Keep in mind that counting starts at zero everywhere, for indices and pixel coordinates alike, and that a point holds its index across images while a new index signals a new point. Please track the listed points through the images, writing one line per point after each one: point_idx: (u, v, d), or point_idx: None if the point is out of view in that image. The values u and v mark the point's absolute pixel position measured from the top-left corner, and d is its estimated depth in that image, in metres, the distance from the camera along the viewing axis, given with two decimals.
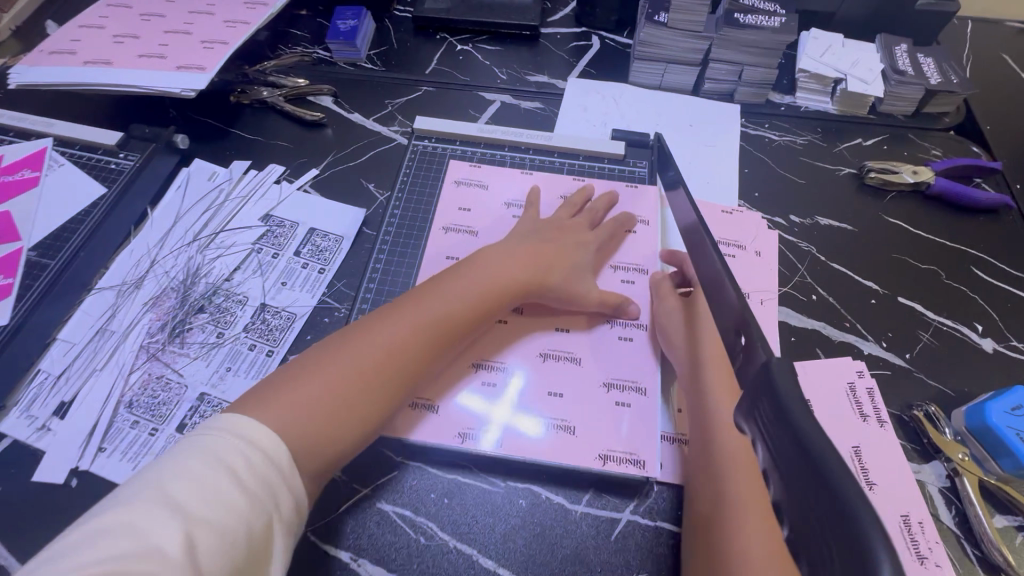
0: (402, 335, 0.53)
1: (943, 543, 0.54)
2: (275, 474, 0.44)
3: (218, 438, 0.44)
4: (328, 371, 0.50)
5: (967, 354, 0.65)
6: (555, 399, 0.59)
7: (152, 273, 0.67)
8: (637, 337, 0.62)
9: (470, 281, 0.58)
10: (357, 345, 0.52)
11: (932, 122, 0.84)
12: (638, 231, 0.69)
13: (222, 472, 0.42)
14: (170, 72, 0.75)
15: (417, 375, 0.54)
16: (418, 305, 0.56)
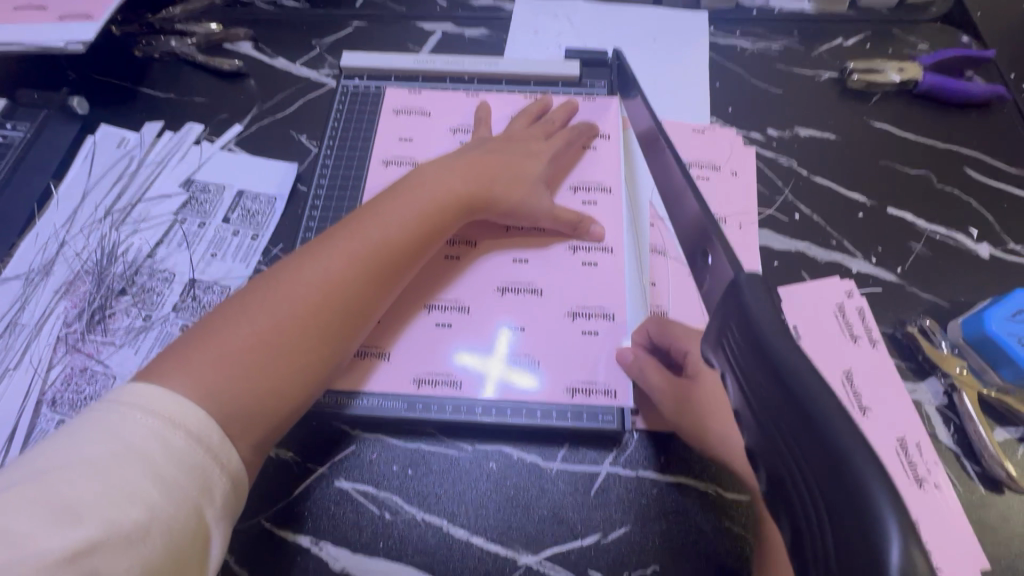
0: (336, 270, 0.46)
1: (942, 464, 0.50)
2: (201, 455, 0.37)
3: (125, 416, 0.36)
4: (252, 321, 0.43)
5: (962, 262, 0.60)
6: (518, 334, 0.54)
7: (63, 256, 0.60)
8: (604, 261, 0.56)
9: (408, 203, 0.51)
10: (282, 287, 0.45)
11: (917, 12, 0.76)
12: (598, 146, 0.62)
13: (128, 461, 0.35)
14: (52, 24, 0.65)
15: (364, 312, 0.48)
16: (352, 236, 0.48)
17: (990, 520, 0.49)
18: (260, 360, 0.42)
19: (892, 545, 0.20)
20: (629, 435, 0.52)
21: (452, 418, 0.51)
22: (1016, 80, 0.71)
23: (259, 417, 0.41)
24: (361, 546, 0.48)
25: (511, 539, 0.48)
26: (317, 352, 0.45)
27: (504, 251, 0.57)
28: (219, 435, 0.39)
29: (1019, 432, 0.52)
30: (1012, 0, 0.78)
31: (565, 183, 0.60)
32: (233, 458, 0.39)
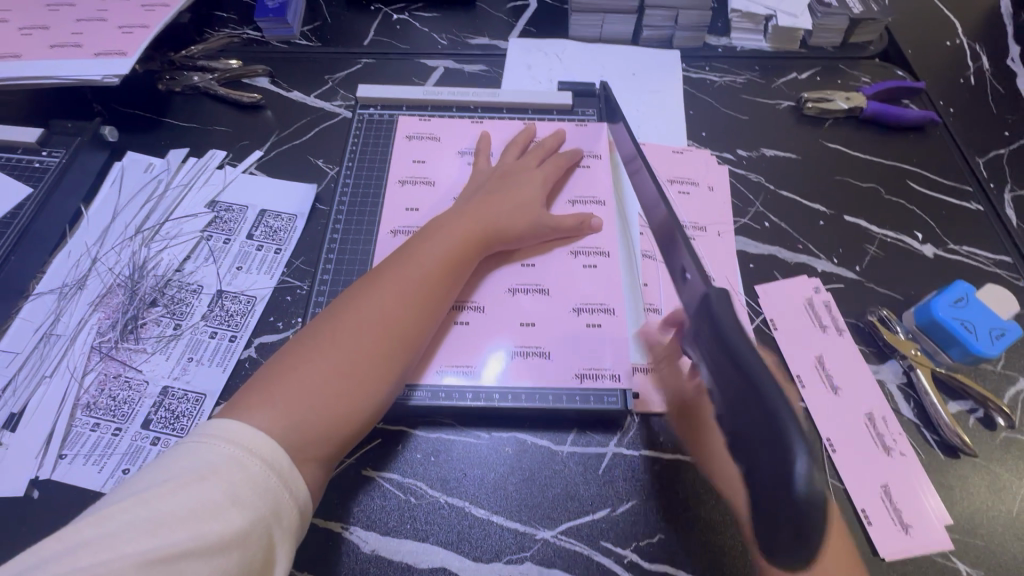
0: (386, 306, 0.51)
1: (905, 433, 0.57)
2: (274, 481, 0.41)
3: (210, 445, 0.40)
4: (322, 359, 0.48)
5: (911, 260, 0.69)
6: (528, 328, 0.59)
7: (95, 271, 0.64)
8: (602, 264, 0.63)
9: (438, 242, 0.57)
10: (340, 326, 0.50)
11: (859, 50, 0.88)
12: (591, 164, 0.70)
13: (214, 484, 0.38)
14: (88, 60, 0.70)
15: (415, 341, 0.52)
16: (394, 276, 0.54)
17: (949, 482, 0.55)
18: (333, 392, 0.47)
19: (802, 464, 0.31)
20: (631, 419, 0.57)
21: (471, 404, 0.56)
22: (945, 106, 0.82)
23: (332, 437, 0.46)
24: (389, 529, 0.52)
25: (529, 516, 0.53)
26: (380, 380, 0.49)
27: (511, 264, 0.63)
28: (289, 460, 0.42)
29: (969, 404, 0.59)
30: (937, 39, 0.90)
31: (563, 197, 0.67)
32: (299, 484, 0.42)
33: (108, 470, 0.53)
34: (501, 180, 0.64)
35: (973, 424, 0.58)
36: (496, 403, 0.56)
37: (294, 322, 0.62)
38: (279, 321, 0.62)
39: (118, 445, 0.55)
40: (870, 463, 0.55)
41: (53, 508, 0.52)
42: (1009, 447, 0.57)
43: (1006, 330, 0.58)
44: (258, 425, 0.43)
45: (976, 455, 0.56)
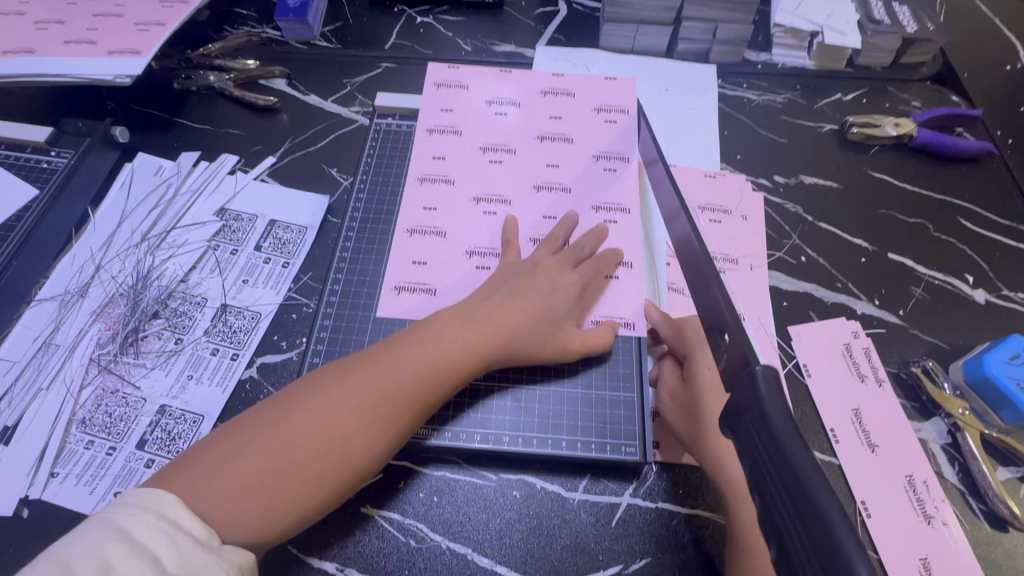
0: (346, 410, 0.46)
1: (949, 500, 0.52)
2: (208, 556, 0.37)
3: (140, 516, 0.37)
4: (263, 449, 0.43)
5: (960, 306, 0.63)
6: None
7: (98, 279, 0.62)
8: (624, 278, 0.61)
9: (426, 353, 0.50)
10: (294, 419, 0.45)
11: (910, 72, 0.82)
12: (619, 168, 0.66)
13: (140, 558, 0.35)
14: (101, 58, 0.68)
15: (350, 455, 0.45)
16: (369, 372, 0.48)
17: (996, 557, 0.51)
18: (254, 495, 0.41)
19: None
20: (648, 467, 0.54)
21: (477, 446, 0.53)
22: (1003, 137, 0.76)
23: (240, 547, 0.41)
24: (387, 573, 0.49)
25: (534, 568, 0.49)
26: (315, 495, 0.44)
27: (510, 292, 0.55)
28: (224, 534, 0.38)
29: (1021, 472, 0.54)
30: (996, 62, 0.84)
31: (588, 204, 0.64)
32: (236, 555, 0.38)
33: (100, 492, 0.51)
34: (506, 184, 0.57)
35: None
36: (505, 442, 0.53)
37: (299, 342, 0.60)
38: (284, 341, 0.60)
39: (111, 465, 0.53)
40: (908, 533, 0.51)
41: (42, 530, 0.50)
42: None
43: None
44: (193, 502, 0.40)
45: None
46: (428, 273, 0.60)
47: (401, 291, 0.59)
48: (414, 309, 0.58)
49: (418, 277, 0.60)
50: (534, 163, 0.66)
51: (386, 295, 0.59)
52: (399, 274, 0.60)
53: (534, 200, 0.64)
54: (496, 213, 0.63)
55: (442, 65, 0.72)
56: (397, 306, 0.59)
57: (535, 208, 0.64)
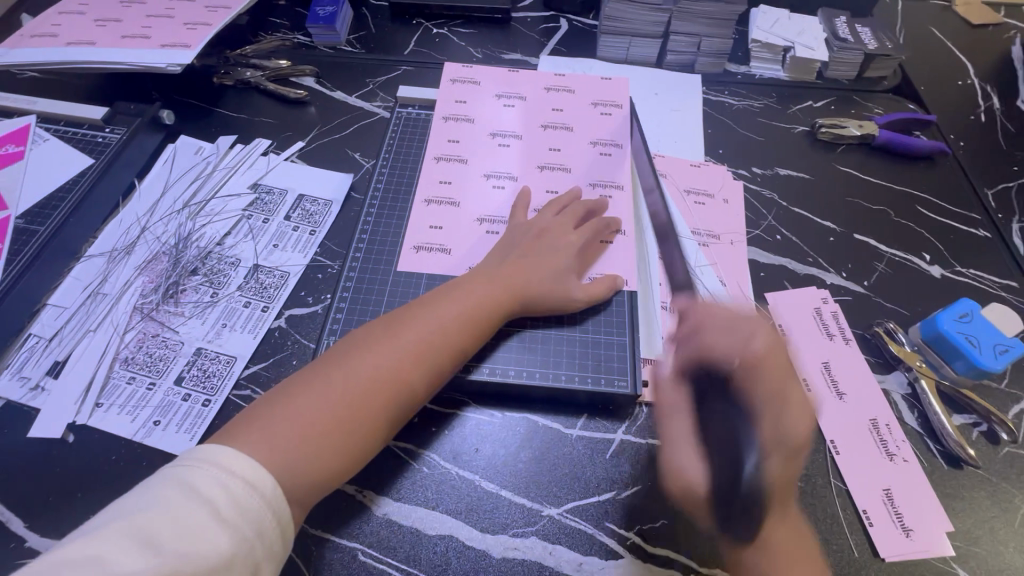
0: (392, 357, 0.52)
1: (908, 441, 0.58)
2: (259, 504, 0.42)
3: (196, 467, 0.42)
4: (318, 397, 0.48)
5: (918, 279, 0.71)
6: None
7: (143, 239, 0.68)
8: (619, 241, 0.68)
9: (456, 305, 0.56)
10: (343, 371, 0.50)
11: (873, 84, 0.92)
12: (613, 152, 0.75)
13: (198, 503, 0.40)
14: (155, 50, 0.77)
15: (395, 397, 0.51)
16: (406, 325, 0.54)
17: (951, 490, 0.56)
18: (313, 449, 0.46)
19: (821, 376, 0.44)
20: (639, 408, 0.59)
21: (486, 379, 0.58)
22: (955, 140, 0.85)
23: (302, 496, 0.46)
24: (401, 494, 0.54)
25: (536, 492, 0.55)
26: (367, 442, 0.49)
27: (521, 252, 0.63)
28: (271, 483, 0.43)
29: (973, 418, 0.60)
30: (949, 79, 0.94)
31: (585, 181, 0.72)
32: (283, 507, 0.43)
33: (140, 420, 0.56)
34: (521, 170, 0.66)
35: (977, 438, 0.59)
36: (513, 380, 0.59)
37: (323, 298, 0.66)
38: (310, 296, 0.66)
39: (151, 398, 0.58)
40: (873, 468, 0.56)
41: (86, 452, 0.55)
42: (1012, 461, 0.58)
43: (1010, 347, 0.59)
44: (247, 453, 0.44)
45: (978, 466, 0.57)
46: (442, 236, 0.67)
47: (419, 250, 0.67)
48: (429, 264, 0.66)
49: (433, 238, 0.67)
50: (539, 146, 0.75)
51: (405, 253, 0.66)
52: (416, 236, 0.67)
53: (538, 177, 0.72)
54: (504, 186, 0.71)
55: (457, 64, 0.81)
56: (414, 264, 0.66)
57: (539, 185, 0.71)
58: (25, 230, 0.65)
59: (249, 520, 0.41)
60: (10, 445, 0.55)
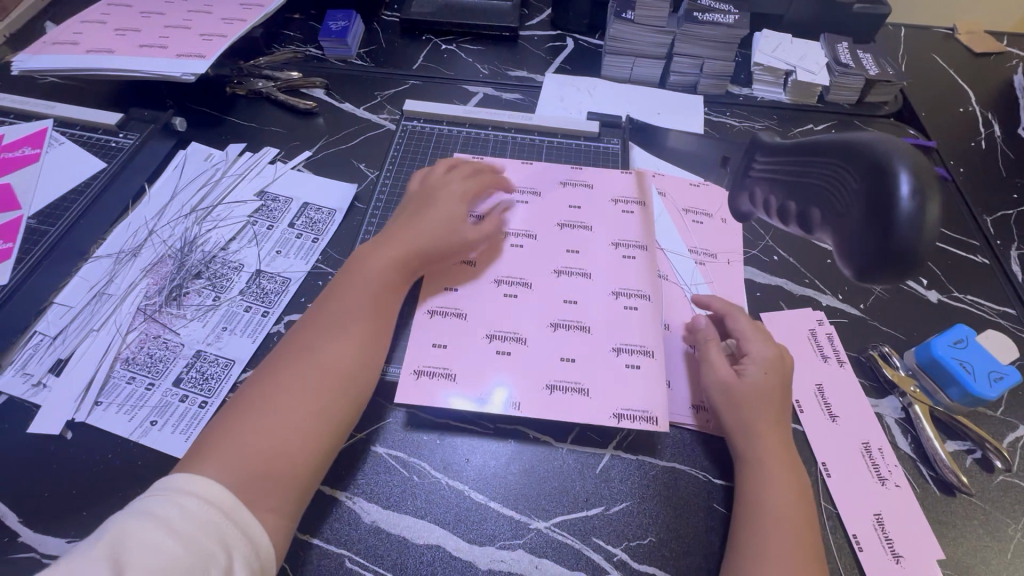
0: (322, 346, 0.53)
1: (901, 466, 0.58)
2: (212, 508, 0.42)
3: (150, 496, 0.41)
4: (262, 406, 0.49)
5: (914, 303, 0.71)
6: (569, 363, 0.60)
7: (150, 242, 0.70)
8: (642, 308, 0.63)
9: (369, 281, 0.58)
10: (277, 376, 0.51)
11: (874, 109, 0.93)
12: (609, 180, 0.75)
13: (152, 522, 0.39)
14: (170, 60, 0.79)
15: (341, 377, 0.52)
16: (325, 313, 0.56)
17: (943, 517, 0.56)
18: (275, 429, 0.48)
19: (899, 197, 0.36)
20: (631, 424, 0.60)
21: (479, 388, 0.58)
22: (956, 166, 0.86)
23: (281, 477, 0.46)
24: (391, 502, 0.54)
25: (524, 504, 0.55)
26: (330, 423, 0.50)
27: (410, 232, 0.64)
28: (226, 492, 0.43)
29: (968, 445, 0.60)
30: (950, 105, 0.95)
31: (606, 241, 0.69)
32: (246, 514, 0.43)
33: (138, 419, 0.57)
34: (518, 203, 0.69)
35: (971, 465, 0.59)
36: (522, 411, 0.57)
37: None
38: (309, 302, 0.67)
39: (150, 398, 0.59)
40: (863, 491, 0.56)
41: (83, 449, 0.56)
42: (1007, 490, 0.58)
43: (1004, 373, 0.59)
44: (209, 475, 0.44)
45: (971, 494, 0.57)
46: (457, 297, 0.64)
47: (432, 313, 0.62)
48: (445, 330, 0.61)
49: (447, 299, 0.64)
50: (559, 204, 0.72)
51: (419, 316, 0.62)
52: (430, 297, 0.63)
53: (558, 235, 0.69)
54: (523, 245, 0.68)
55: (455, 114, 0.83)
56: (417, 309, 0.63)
57: (557, 245, 0.68)
58: (36, 230, 0.67)
59: (208, 530, 0.40)
60: (10, 440, 0.56)
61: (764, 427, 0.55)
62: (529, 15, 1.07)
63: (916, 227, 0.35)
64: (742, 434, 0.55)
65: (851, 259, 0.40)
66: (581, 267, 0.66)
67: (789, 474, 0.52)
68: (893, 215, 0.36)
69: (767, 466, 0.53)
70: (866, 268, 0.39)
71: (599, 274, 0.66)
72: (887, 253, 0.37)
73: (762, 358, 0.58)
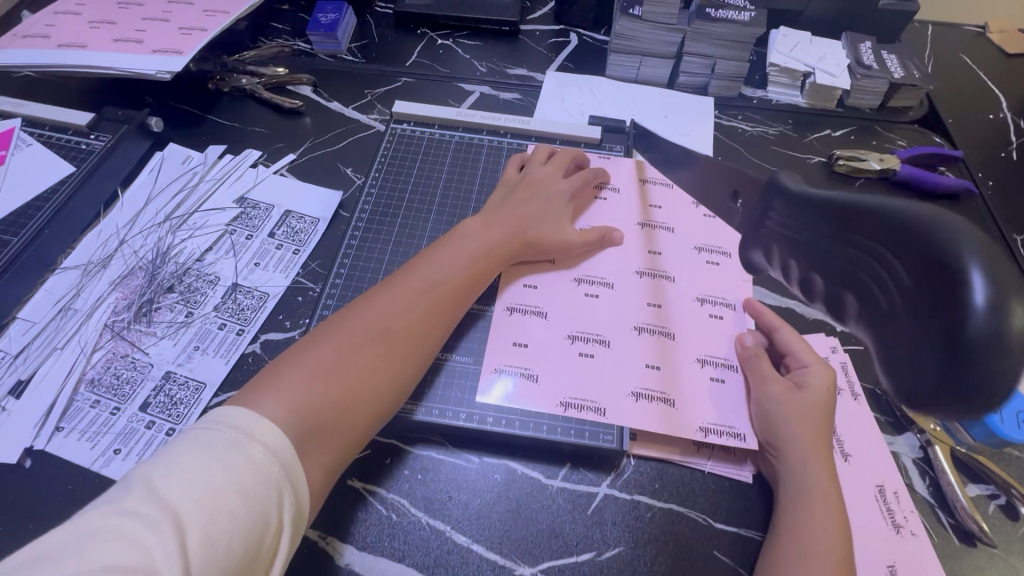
0: (397, 304, 0.54)
1: (918, 512, 0.54)
2: (277, 471, 0.41)
3: (217, 431, 0.41)
4: (332, 350, 0.49)
5: None
6: (653, 371, 0.58)
7: (120, 252, 0.66)
8: (728, 316, 0.62)
9: (456, 256, 0.59)
10: (354, 324, 0.51)
11: (896, 115, 0.87)
12: (608, 197, 0.71)
13: (218, 468, 0.38)
14: (146, 56, 0.75)
15: (411, 344, 0.53)
16: (409, 275, 0.56)
17: (962, 570, 0.51)
18: (335, 375, 0.48)
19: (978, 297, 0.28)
20: (627, 460, 0.56)
21: (463, 425, 0.55)
22: (983, 178, 0.80)
23: (336, 439, 0.46)
24: (366, 544, 0.50)
25: (509, 548, 0.51)
26: (392, 388, 0.51)
27: (510, 223, 0.63)
28: (292, 451, 0.42)
29: (991, 490, 0.55)
30: (978, 111, 0.89)
31: (689, 244, 0.67)
32: (300, 475, 0.42)
33: (100, 448, 0.54)
34: (523, 195, 0.66)
35: (994, 512, 0.54)
36: (606, 417, 0.55)
37: (301, 322, 0.63)
38: (287, 320, 0.63)
39: (114, 424, 0.55)
40: (877, 540, 0.52)
41: (39, 480, 0.52)
42: None
43: None
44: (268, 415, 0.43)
45: (993, 545, 0.53)
46: (538, 297, 0.63)
47: (512, 312, 0.62)
48: (526, 330, 0.61)
49: (528, 299, 0.63)
50: (627, 204, 0.71)
51: (499, 314, 0.62)
52: (511, 296, 0.63)
53: (636, 233, 0.68)
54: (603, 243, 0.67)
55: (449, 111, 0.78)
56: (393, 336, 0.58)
57: (640, 245, 0.67)
58: None
59: (267, 488, 0.39)
60: None
61: (816, 448, 0.51)
62: (531, 8, 1.01)
63: (994, 338, 0.28)
64: (793, 452, 0.52)
65: (901, 375, 0.34)
66: (665, 270, 0.65)
67: (839, 508, 0.49)
68: (965, 326, 0.29)
69: (817, 498, 0.49)
70: (939, 390, 0.31)
71: (682, 277, 0.65)
72: (952, 378, 0.30)
73: (821, 373, 0.55)
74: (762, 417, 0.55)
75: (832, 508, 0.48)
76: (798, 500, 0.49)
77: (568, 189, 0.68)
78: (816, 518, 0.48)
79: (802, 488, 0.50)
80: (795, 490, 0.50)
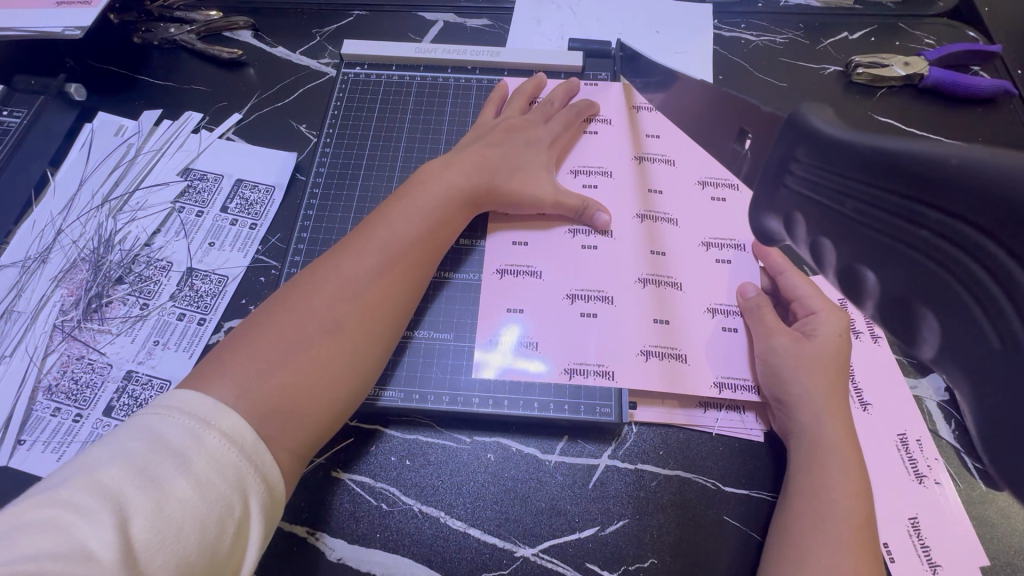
0: (355, 271, 0.47)
1: (942, 459, 0.50)
2: (236, 454, 0.36)
3: (166, 416, 0.36)
4: (280, 328, 0.43)
5: None
6: (662, 326, 0.53)
7: (59, 244, 0.60)
8: (736, 258, 0.56)
9: (418, 209, 0.52)
10: (303, 298, 0.45)
11: (924, 7, 0.76)
12: (599, 131, 0.63)
13: (165, 456, 0.34)
14: (48, 10, 0.64)
15: (376, 317, 0.47)
16: (365, 236, 0.49)
17: (989, 516, 0.48)
18: (284, 353, 0.42)
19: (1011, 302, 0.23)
20: (628, 428, 0.52)
21: (449, 409, 0.51)
22: None
23: (290, 422, 0.41)
24: (359, 537, 0.48)
25: (510, 530, 0.48)
26: (353, 369, 0.45)
27: (482, 163, 0.56)
28: (253, 435, 0.38)
29: None
30: None
31: (692, 178, 0.59)
32: (267, 459, 0.38)
33: (66, 459, 0.50)
34: (501, 140, 0.58)
35: None
36: (616, 381, 0.51)
37: None
38: (251, 304, 0.57)
39: (78, 432, 0.52)
40: (898, 493, 0.49)
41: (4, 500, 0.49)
42: None
43: None
44: (219, 394, 0.39)
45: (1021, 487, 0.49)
46: (530, 256, 0.57)
47: (503, 275, 0.56)
48: (520, 292, 0.55)
49: (519, 258, 0.57)
50: (617, 138, 0.62)
51: (488, 278, 0.56)
52: (499, 256, 0.57)
53: (628, 168, 0.61)
54: (597, 185, 0.60)
55: (408, 48, 0.68)
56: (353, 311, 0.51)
57: (637, 185, 0.60)
58: None
59: (224, 475, 0.35)
60: None
61: (832, 400, 0.47)
62: None
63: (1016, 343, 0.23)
64: (807, 403, 0.47)
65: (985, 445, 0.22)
66: (666, 211, 0.58)
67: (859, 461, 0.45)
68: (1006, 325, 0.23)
69: (840, 453, 0.45)
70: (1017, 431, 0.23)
71: (685, 218, 0.58)
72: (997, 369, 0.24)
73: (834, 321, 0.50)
74: (769, 371, 0.50)
75: (849, 460, 0.45)
76: (818, 456, 0.45)
77: (552, 130, 0.60)
78: (835, 471, 0.44)
79: (817, 440, 0.46)
80: (809, 445, 0.46)
